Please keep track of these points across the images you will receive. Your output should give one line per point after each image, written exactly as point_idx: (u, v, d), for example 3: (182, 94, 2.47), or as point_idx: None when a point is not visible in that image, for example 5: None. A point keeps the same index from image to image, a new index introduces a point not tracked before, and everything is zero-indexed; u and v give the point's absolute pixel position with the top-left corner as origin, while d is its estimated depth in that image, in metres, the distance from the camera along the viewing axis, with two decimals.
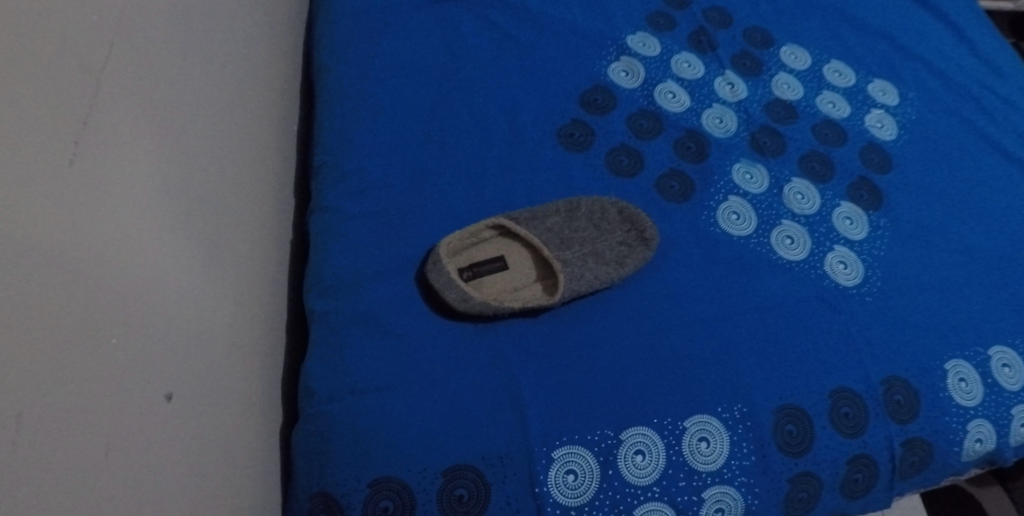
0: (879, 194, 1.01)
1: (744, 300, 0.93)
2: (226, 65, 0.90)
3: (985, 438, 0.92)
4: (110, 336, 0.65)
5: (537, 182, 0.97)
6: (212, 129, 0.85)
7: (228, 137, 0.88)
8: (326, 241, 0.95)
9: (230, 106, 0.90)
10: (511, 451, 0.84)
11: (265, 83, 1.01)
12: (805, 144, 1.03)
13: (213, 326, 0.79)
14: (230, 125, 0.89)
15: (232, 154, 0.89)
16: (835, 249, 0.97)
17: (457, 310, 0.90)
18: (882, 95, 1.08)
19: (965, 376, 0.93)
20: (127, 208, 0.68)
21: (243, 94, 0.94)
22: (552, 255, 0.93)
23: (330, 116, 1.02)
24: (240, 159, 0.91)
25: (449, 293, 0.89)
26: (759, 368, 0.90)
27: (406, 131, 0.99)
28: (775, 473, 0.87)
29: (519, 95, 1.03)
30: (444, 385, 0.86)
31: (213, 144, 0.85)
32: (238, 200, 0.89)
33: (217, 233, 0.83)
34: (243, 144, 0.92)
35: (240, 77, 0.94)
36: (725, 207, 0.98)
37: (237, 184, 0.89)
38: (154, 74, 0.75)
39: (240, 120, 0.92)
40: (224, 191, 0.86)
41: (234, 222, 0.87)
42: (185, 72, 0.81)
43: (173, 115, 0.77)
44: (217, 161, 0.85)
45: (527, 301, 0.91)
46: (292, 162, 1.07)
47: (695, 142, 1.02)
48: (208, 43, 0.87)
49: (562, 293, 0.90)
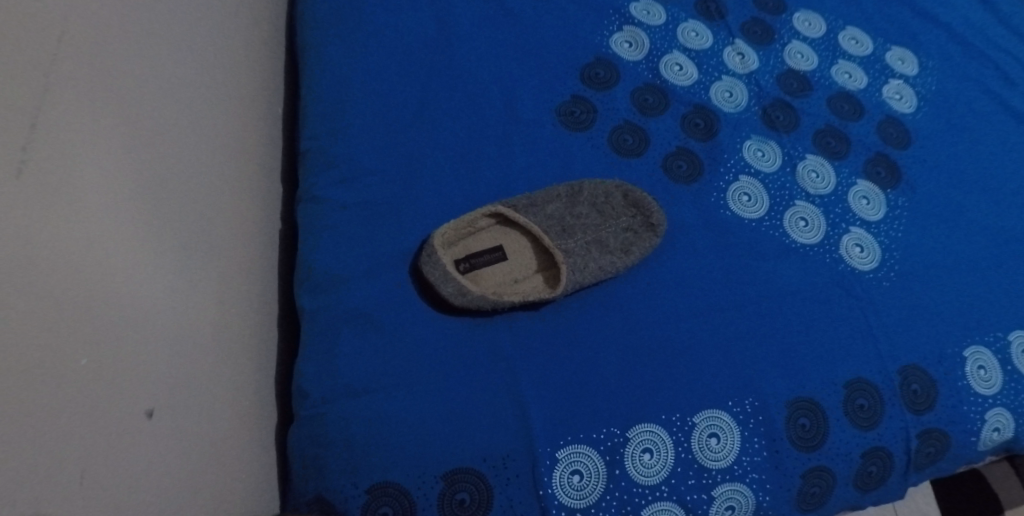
0: (898, 171, 0.95)
1: (756, 287, 0.89)
2: (199, 47, 0.85)
3: (1003, 427, 0.88)
4: (78, 358, 0.61)
5: (535, 165, 0.92)
6: (185, 119, 0.80)
7: (204, 125, 0.83)
8: (315, 232, 0.91)
9: (204, 91, 0.84)
10: (513, 453, 0.81)
11: (243, 64, 0.95)
12: (819, 118, 0.97)
13: (196, 330, 0.76)
14: (206, 113, 0.84)
15: (210, 144, 0.84)
16: (851, 231, 0.92)
17: (454, 305, 0.86)
18: (901, 64, 1.02)
19: (984, 364, 0.89)
20: (93, 215, 0.63)
21: (218, 77, 0.88)
22: (553, 244, 0.89)
23: (316, 96, 0.96)
24: (218, 148, 0.86)
25: (446, 288, 0.85)
26: (770, 360, 0.86)
27: (396, 112, 0.94)
28: (788, 469, 0.84)
29: (516, 70, 0.97)
30: (442, 385, 0.83)
31: (187, 136, 0.80)
32: (218, 193, 0.84)
33: (196, 230, 0.78)
34: (221, 131, 0.87)
35: (215, 59, 0.88)
36: (735, 188, 0.93)
37: (215, 176, 0.84)
38: (117, 64, 0.70)
39: (217, 106, 0.87)
40: (202, 184, 0.81)
41: (214, 216, 0.83)
42: (150, 58, 0.75)
43: (140, 107, 0.72)
44: (192, 153, 0.80)
45: (528, 294, 0.87)
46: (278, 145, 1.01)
47: (704, 118, 0.96)
48: (176, 24, 0.81)
49: (564, 285, 0.86)
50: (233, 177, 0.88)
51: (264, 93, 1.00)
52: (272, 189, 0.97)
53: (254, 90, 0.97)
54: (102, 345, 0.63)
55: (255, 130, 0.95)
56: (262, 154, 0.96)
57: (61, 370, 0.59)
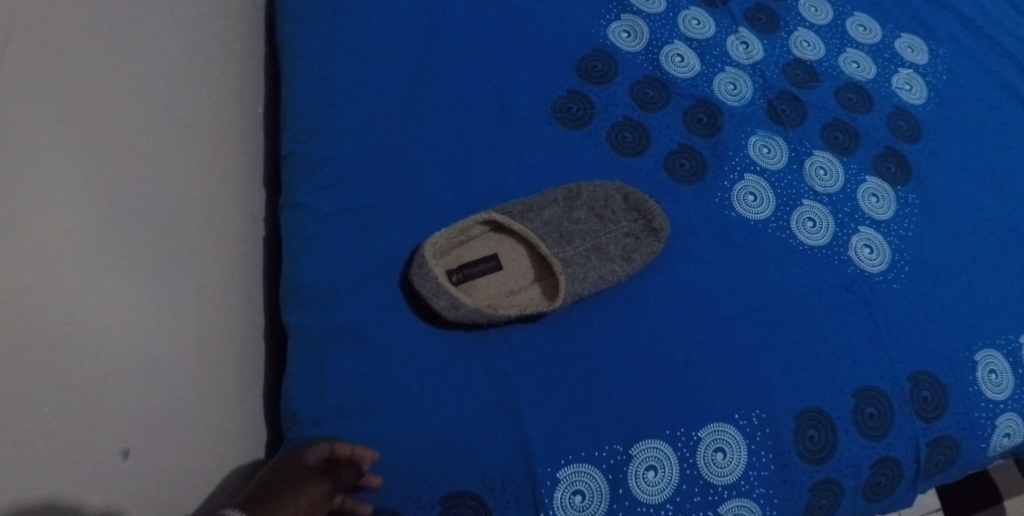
0: (908, 166, 0.91)
1: (763, 293, 0.85)
2: (160, 54, 0.80)
3: (1013, 433, 0.86)
4: (41, 405, 0.58)
5: (530, 167, 0.89)
6: (144, 134, 0.75)
7: (171, 142, 0.79)
8: (299, 243, 0.87)
9: (168, 101, 0.80)
10: (512, 474, 0.80)
11: (215, 68, 0.90)
12: (826, 112, 0.92)
13: (169, 362, 0.73)
14: (173, 128, 0.80)
15: (176, 157, 0.80)
16: (860, 231, 0.88)
17: (447, 319, 0.83)
18: (911, 52, 0.97)
19: (995, 368, 0.85)
20: (36, 258, 0.59)
21: (185, 83, 0.84)
22: (551, 252, 0.85)
23: (294, 98, 0.92)
24: (188, 164, 0.82)
25: (438, 302, 0.82)
26: (777, 368, 0.83)
27: (382, 114, 0.89)
28: (795, 483, 0.82)
29: (508, 66, 0.93)
30: (436, 403, 0.81)
31: (148, 152, 0.75)
32: (190, 212, 0.81)
33: (160, 251, 0.75)
34: (190, 146, 0.83)
35: (180, 64, 0.84)
36: (741, 187, 0.89)
37: (185, 195, 0.81)
38: (57, 84, 0.65)
39: (184, 115, 0.83)
40: (168, 202, 0.78)
41: (182, 233, 0.79)
42: (102, 72, 0.71)
43: (90, 130, 0.68)
44: (153, 169, 0.76)
45: (525, 306, 0.84)
46: (258, 150, 0.98)
47: (707, 113, 0.92)
48: (137, 39, 0.77)
49: (563, 298, 0.83)
50: (204, 189, 0.84)
51: (239, 92, 0.95)
52: (250, 197, 0.94)
53: (227, 92, 0.92)
54: (62, 393, 0.60)
55: (230, 137, 0.92)
56: (239, 161, 0.93)
57: (21, 423, 0.57)
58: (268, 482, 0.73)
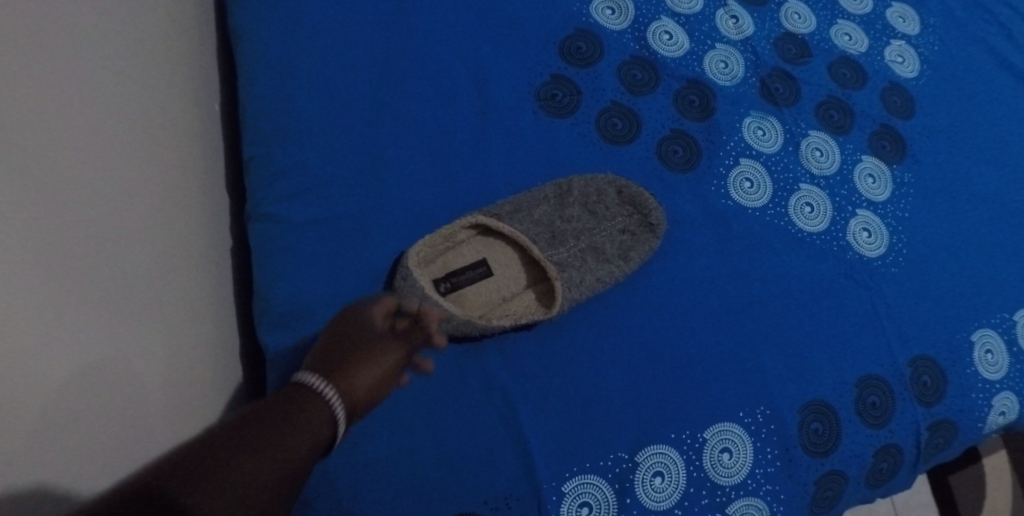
0: (903, 143, 0.88)
1: (761, 286, 0.84)
2: (119, 55, 0.71)
3: (1008, 411, 0.85)
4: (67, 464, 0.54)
5: (516, 162, 0.85)
6: (115, 153, 0.67)
7: (137, 155, 0.71)
8: (270, 258, 0.80)
9: (133, 108, 0.72)
10: (515, 491, 0.77)
11: (172, 63, 0.82)
12: (821, 89, 0.89)
13: (158, 406, 0.67)
14: (138, 139, 0.72)
15: (146, 170, 0.72)
16: (858, 214, 0.86)
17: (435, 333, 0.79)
18: (902, 22, 0.93)
19: (991, 348, 0.85)
20: (30, 317, 0.51)
21: (147, 85, 0.75)
22: (544, 255, 0.83)
23: (257, 92, 0.83)
24: (155, 178, 0.74)
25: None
26: (777, 360, 0.82)
27: (353, 112, 0.82)
28: (801, 477, 0.81)
29: (487, 50, 0.87)
30: (432, 422, 0.79)
31: (120, 172, 0.68)
32: (163, 231, 0.74)
33: (145, 280, 0.68)
34: (155, 156, 0.75)
35: (138, 63, 0.75)
36: (737, 173, 0.86)
37: (157, 212, 0.73)
38: (26, 110, 0.56)
39: (147, 121, 0.74)
40: (146, 222, 0.71)
41: (161, 255, 0.72)
42: (70, 89, 0.62)
43: (65, 157, 0.60)
44: (128, 189, 0.68)
45: (520, 315, 0.81)
46: (218, 150, 0.91)
47: (698, 94, 0.88)
48: (95, 42, 0.68)
49: (560, 305, 0.80)
50: (175, 200, 0.77)
51: (194, 86, 0.87)
52: (215, 204, 0.87)
53: (184, 87, 0.84)
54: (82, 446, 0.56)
55: (190, 139, 0.83)
56: (199, 165, 0.85)
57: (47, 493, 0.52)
58: (335, 344, 0.68)
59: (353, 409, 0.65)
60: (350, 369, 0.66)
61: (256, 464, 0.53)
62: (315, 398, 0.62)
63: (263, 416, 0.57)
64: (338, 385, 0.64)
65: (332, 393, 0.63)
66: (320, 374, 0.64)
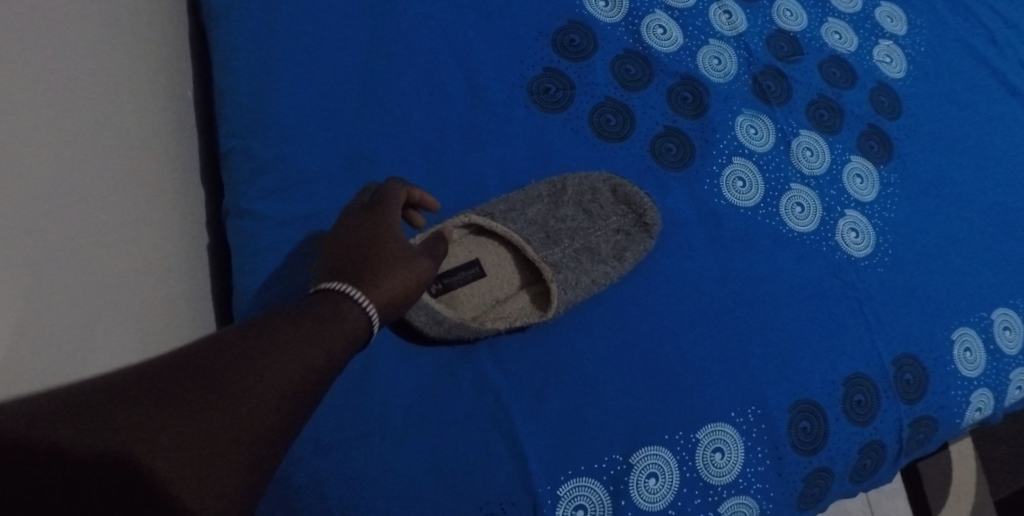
0: (890, 143, 0.90)
1: (752, 285, 0.84)
2: (87, 57, 0.69)
3: (985, 407, 0.87)
4: None
5: (507, 159, 0.84)
6: (84, 160, 0.66)
7: (100, 149, 0.69)
8: (246, 254, 0.78)
9: (101, 108, 0.70)
10: (510, 497, 0.76)
11: (140, 52, 0.79)
12: (811, 88, 0.90)
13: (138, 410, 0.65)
14: (103, 131, 0.70)
15: (115, 171, 0.70)
16: (847, 214, 0.87)
17: (427, 334, 0.78)
18: (890, 22, 0.95)
19: (970, 346, 0.87)
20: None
21: (114, 82, 0.73)
22: (539, 256, 0.82)
23: (233, 82, 0.82)
24: (121, 172, 0.71)
25: (419, 318, 0.77)
26: (767, 358, 0.83)
27: (336, 104, 0.82)
28: (790, 475, 0.82)
29: (476, 41, 0.86)
30: (424, 427, 0.77)
31: (87, 177, 0.66)
32: (131, 228, 0.71)
33: (113, 285, 0.66)
34: (123, 149, 0.72)
35: (105, 52, 0.73)
36: (729, 172, 0.86)
37: (125, 208, 0.71)
38: None
39: (113, 114, 0.72)
40: (114, 225, 0.68)
41: (133, 258, 0.70)
42: (31, 93, 0.61)
43: (23, 172, 0.58)
44: (97, 197, 0.67)
45: (515, 317, 0.80)
46: (195, 142, 0.88)
47: (691, 91, 0.88)
48: (55, 34, 0.65)
49: (557, 307, 0.80)
50: (147, 196, 0.75)
51: (166, 78, 0.84)
52: (190, 200, 0.84)
53: (154, 77, 0.81)
54: None
55: (162, 131, 0.81)
56: (174, 159, 0.82)
57: None
58: (362, 245, 0.63)
59: (384, 319, 0.61)
60: (381, 275, 0.61)
61: (246, 404, 0.49)
62: (352, 307, 0.58)
63: (270, 343, 0.53)
64: (371, 291, 0.59)
65: (365, 299, 0.58)
66: (350, 280, 0.59)
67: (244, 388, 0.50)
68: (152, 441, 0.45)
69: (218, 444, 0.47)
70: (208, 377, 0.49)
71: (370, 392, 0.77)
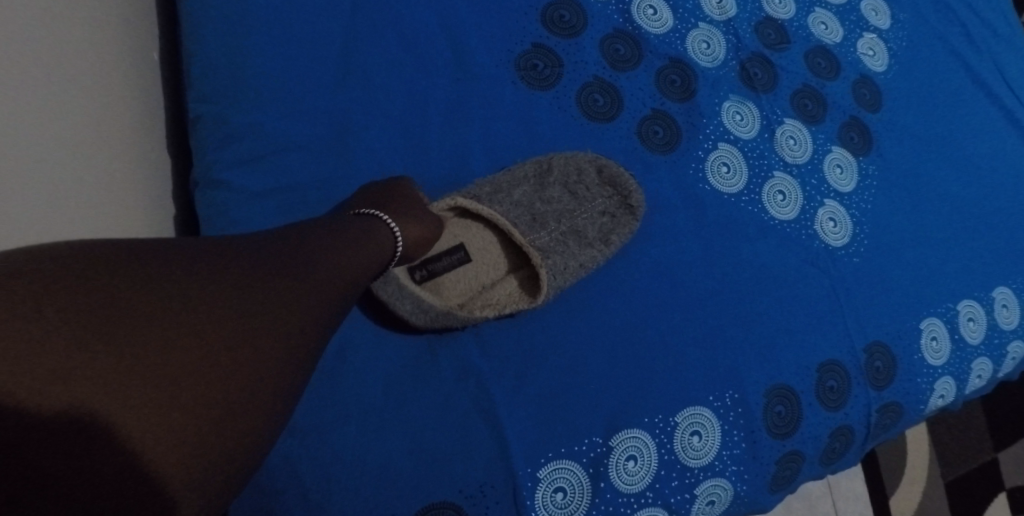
0: (869, 136, 0.92)
1: (734, 271, 0.84)
2: (45, 17, 0.65)
3: (947, 394, 0.90)
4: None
5: (493, 136, 0.83)
6: (38, 128, 0.61)
7: (61, 109, 0.65)
8: (218, 225, 0.75)
9: (60, 71, 0.65)
10: (489, 479, 0.75)
11: (105, 7, 0.75)
12: (796, 76, 0.92)
13: None
14: (64, 89, 0.65)
15: (73, 137, 0.66)
16: (826, 204, 0.89)
17: (412, 323, 0.77)
18: (875, 15, 0.97)
19: (936, 335, 0.89)
20: None
21: (72, 42, 0.68)
22: (525, 241, 0.82)
23: (202, 47, 0.77)
24: (82, 133, 0.67)
25: (403, 307, 0.76)
26: (746, 344, 0.83)
27: (318, 72, 0.78)
28: (765, 458, 0.82)
29: (462, 12, 0.84)
30: (404, 407, 0.75)
31: (46, 145, 0.62)
32: (91, 193, 0.67)
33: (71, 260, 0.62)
34: (85, 109, 0.68)
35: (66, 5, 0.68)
36: (715, 157, 0.87)
37: (85, 172, 0.67)
38: None
39: (75, 72, 0.68)
40: (70, 195, 0.64)
41: (97, 230, 0.66)
42: None
43: None
44: (57, 166, 0.63)
45: (503, 304, 0.80)
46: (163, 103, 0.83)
47: (680, 74, 0.88)
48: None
49: (545, 292, 0.79)
50: (110, 161, 0.71)
51: (130, 38, 0.79)
52: (153, 168, 0.80)
53: (121, 33, 0.77)
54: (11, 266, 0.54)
55: (129, 91, 0.77)
56: (137, 125, 0.78)
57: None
58: (406, 188, 0.74)
59: (405, 253, 0.74)
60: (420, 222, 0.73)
61: (249, 372, 0.57)
62: (386, 234, 0.71)
63: (254, 295, 0.59)
64: (408, 233, 0.72)
65: (398, 236, 0.72)
66: (393, 212, 0.71)
67: (230, 336, 0.57)
68: (171, 394, 0.53)
69: (190, 395, 0.54)
70: (228, 322, 0.57)
71: (347, 373, 0.75)
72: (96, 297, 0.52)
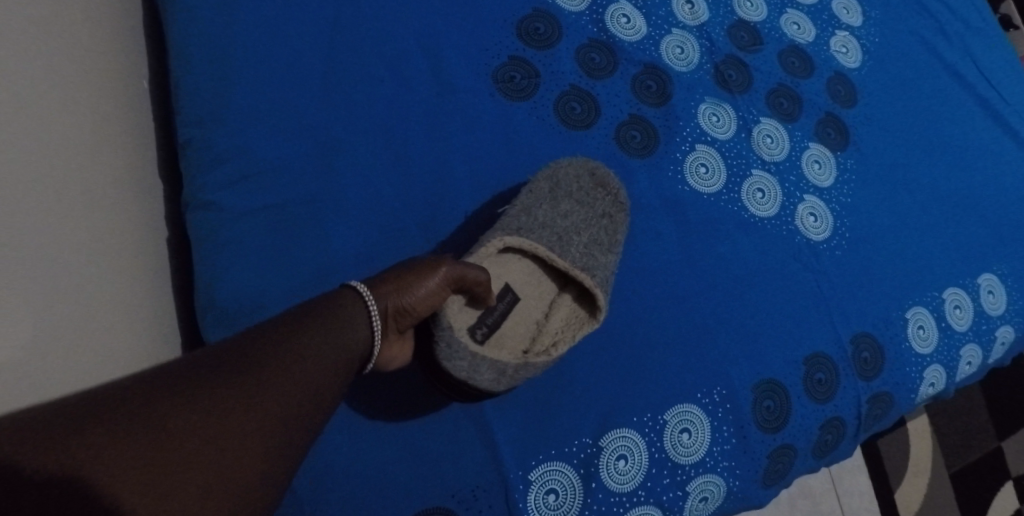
0: (847, 131, 0.94)
1: (716, 269, 0.86)
2: (37, 59, 0.68)
3: (937, 383, 0.91)
4: None
5: (475, 148, 0.84)
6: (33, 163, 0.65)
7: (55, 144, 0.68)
8: (209, 246, 0.77)
9: (52, 107, 0.69)
10: (481, 483, 0.76)
11: (97, 42, 0.78)
12: (771, 76, 0.94)
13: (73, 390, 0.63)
14: (56, 123, 0.69)
15: (64, 166, 0.69)
16: (805, 199, 0.90)
17: (494, 389, 0.73)
18: (847, 13, 0.99)
19: (923, 324, 0.90)
20: None
21: (64, 77, 0.71)
22: (568, 263, 0.80)
23: (188, 74, 0.80)
24: (77, 166, 0.71)
25: (483, 377, 0.72)
26: (731, 341, 0.84)
27: (301, 92, 0.80)
28: (755, 453, 0.83)
29: (440, 28, 0.87)
30: (396, 416, 0.77)
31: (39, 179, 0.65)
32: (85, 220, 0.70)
33: (45, 286, 0.63)
34: (78, 140, 0.72)
35: (58, 44, 0.72)
36: (693, 159, 0.88)
37: (79, 200, 0.70)
38: None
39: (68, 107, 0.71)
40: (64, 224, 0.67)
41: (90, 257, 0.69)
42: None
43: None
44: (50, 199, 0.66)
45: (569, 330, 0.79)
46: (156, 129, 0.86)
47: (656, 80, 0.90)
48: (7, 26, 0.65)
49: (606, 305, 0.77)
50: (104, 188, 0.74)
51: (121, 68, 0.82)
52: (148, 192, 0.82)
53: (112, 65, 0.80)
54: None
55: (122, 120, 0.80)
56: (131, 151, 0.80)
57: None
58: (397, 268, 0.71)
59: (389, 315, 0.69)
60: (401, 283, 0.69)
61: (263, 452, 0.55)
62: (360, 310, 0.67)
63: (270, 375, 0.58)
64: (383, 296, 0.69)
65: (373, 307, 0.68)
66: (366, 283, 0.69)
67: (243, 421, 0.55)
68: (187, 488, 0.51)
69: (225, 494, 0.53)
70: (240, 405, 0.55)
71: None
72: (93, 407, 0.51)
